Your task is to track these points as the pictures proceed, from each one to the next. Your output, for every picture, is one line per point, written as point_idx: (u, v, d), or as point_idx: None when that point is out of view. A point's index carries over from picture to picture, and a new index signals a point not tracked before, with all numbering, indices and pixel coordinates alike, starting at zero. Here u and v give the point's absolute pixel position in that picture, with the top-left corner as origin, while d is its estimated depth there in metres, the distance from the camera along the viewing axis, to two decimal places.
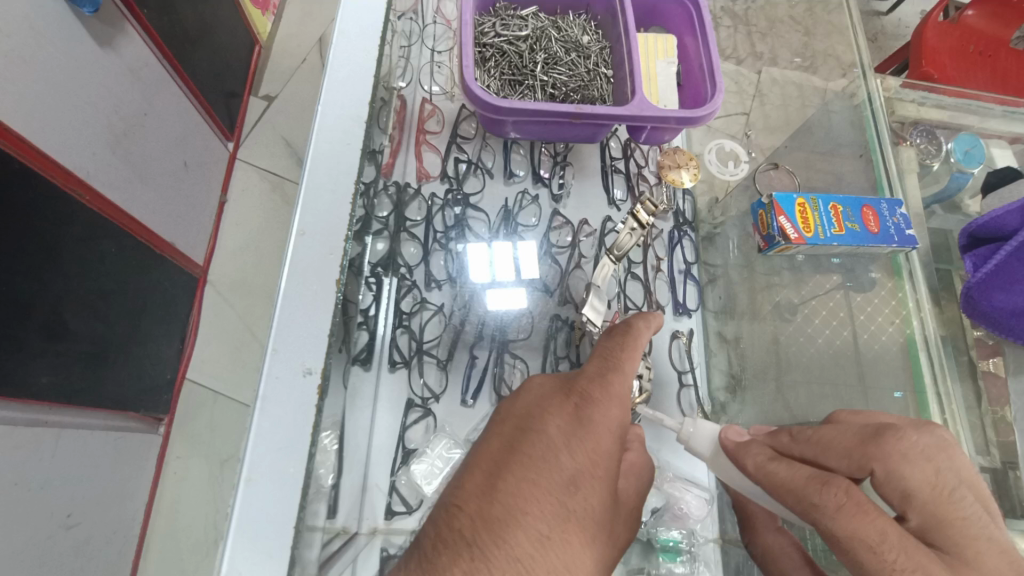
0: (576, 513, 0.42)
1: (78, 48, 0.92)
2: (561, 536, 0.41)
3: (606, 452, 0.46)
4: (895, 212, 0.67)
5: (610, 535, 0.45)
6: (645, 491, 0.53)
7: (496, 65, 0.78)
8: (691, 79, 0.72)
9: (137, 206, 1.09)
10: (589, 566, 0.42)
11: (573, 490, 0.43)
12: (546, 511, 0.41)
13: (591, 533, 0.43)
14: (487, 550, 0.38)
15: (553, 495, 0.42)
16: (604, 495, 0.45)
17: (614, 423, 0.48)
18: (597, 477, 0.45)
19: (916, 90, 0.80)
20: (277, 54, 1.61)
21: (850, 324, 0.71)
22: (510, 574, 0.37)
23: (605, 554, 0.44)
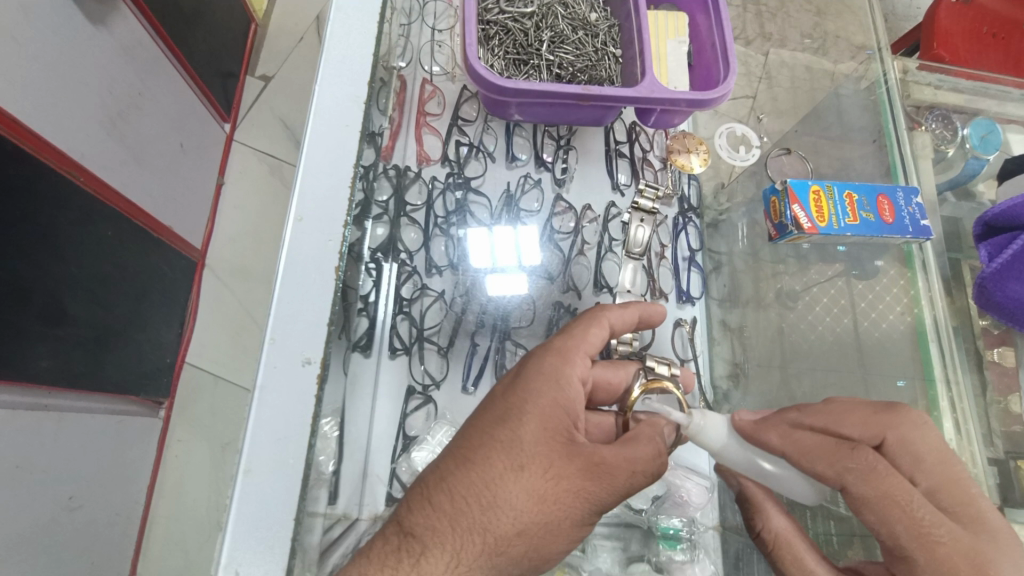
0: (503, 443, 0.47)
1: (71, 25, 0.89)
2: (481, 460, 0.46)
3: (543, 394, 0.49)
4: (912, 201, 0.65)
5: (550, 469, 0.46)
6: (647, 463, 0.49)
7: (500, 43, 0.75)
8: (703, 59, 0.70)
9: (134, 188, 1.07)
10: (514, 489, 0.45)
11: (501, 426, 0.48)
12: (473, 442, 0.47)
13: (520, 462, 0.46)
14: (427, 479, 0.46)
15: (484, 431, 0.48)
16: (541, 432, 0.47)
17: (546, 370, 0.51)
18: (531, 416, 0.48)
19: (933, 73, 0.79)
20: (274, 33, 1.57)
21: (850, 312, 0.70)
22: (434, 492, 0.45)
23: (545, 486, 0.46)
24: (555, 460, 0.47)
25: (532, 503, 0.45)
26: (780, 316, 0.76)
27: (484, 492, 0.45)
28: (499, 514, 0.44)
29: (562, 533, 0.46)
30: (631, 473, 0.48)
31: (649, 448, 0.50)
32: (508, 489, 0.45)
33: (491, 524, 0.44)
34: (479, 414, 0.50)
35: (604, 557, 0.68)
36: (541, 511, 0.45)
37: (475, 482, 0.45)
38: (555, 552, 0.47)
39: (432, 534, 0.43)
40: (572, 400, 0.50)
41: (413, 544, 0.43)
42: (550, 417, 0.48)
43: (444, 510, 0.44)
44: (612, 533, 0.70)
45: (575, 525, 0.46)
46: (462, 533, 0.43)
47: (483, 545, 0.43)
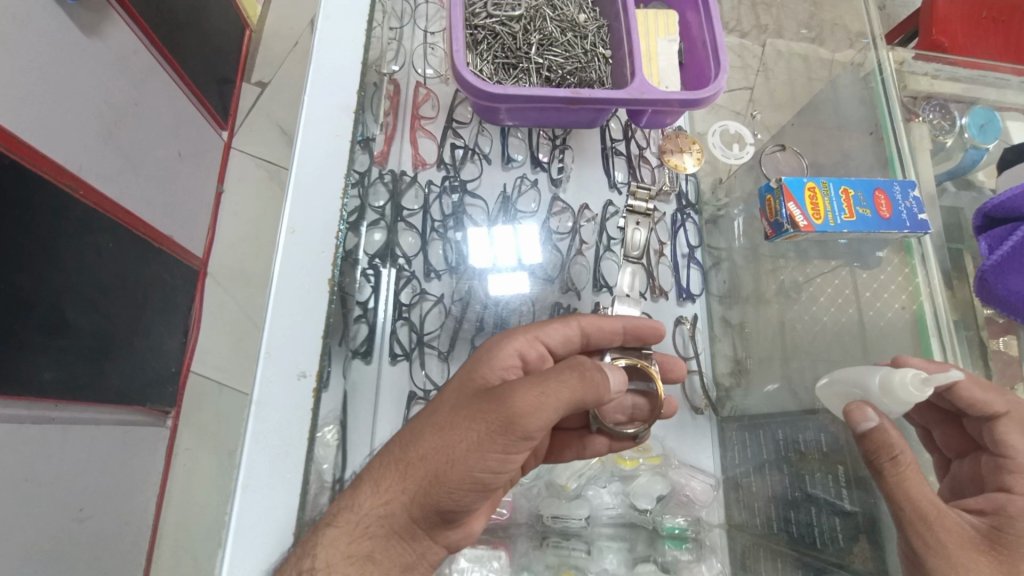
0: (442, 399, 0.49)
1: (66, 37, 0.90)
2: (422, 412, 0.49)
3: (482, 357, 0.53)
4: (908, 195, 0.64)
5: (462, 405, 0.45)
6: (548, 387, 0.42)
7: (488, 48, 0.74)
8: (694, 56, 0.70)
9: (132, 198, 1.08)
10: (428, 425, 0.45)
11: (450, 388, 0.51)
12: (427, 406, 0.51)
13: (441, 406, 0.47)
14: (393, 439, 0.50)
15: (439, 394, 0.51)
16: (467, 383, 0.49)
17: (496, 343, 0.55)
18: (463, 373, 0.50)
19: (931, 63, 0.78)
20: (269, 38, 1.57)
21: (855, 302, 0.68)
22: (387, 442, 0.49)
23: (450, 417, 0.45)
24: (465, 397, 0.47)
25: (436, 431, 0.44)
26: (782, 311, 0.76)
27: (411, 430, 0.47)
28: (412, 447, 0.45)
29: (461, 462, 0.43)
30: (532, 391, 0.42)
31: (560, 371, 0.44)
32: (424, 426, 0.46)
33: (402, 452, 0.45)
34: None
35: (610, 558, 0.69)
36: (441, 433, 0.44)
37: (410, 427, 0.47)
38: (465, 487, 0.43)
39: (367, 471, 0.47)
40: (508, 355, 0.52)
41: (357, 482, 0.47)
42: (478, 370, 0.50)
43: (382, 453, 0.47)
44: (616, 533, 0.70)
45: (473, 452, 0.42)
46: (383, 464, 0.46)
47: (395, 474, 0.44)
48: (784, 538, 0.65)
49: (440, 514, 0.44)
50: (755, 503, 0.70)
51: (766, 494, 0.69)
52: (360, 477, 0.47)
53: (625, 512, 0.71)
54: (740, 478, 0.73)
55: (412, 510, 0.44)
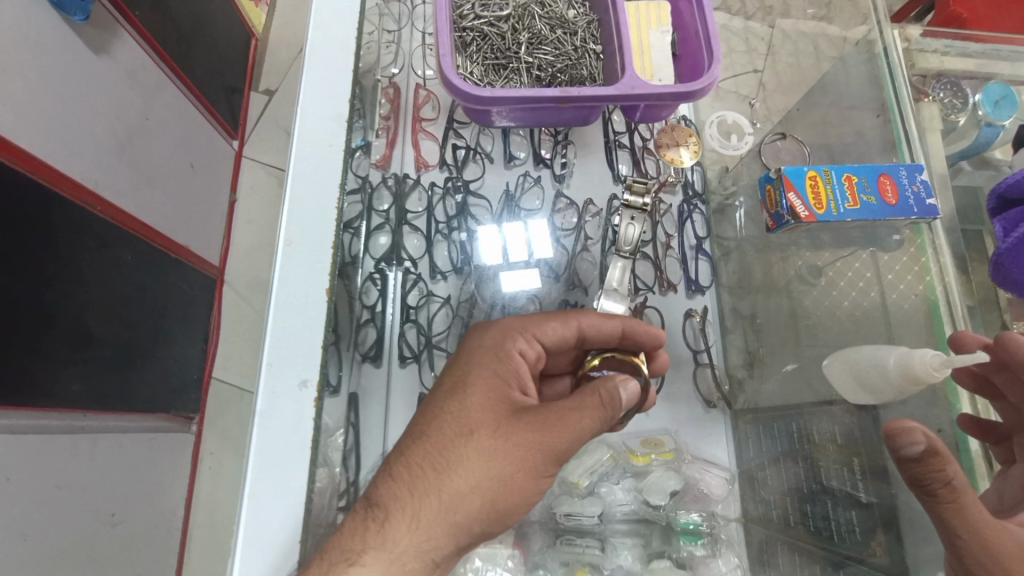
0: (450, 412, 0.48)
1: (76, 57, 0.92)
2: (431, 427, 0.48)
3: (482, 364, 0.52)
4: (915, 179, 0.62)
5: (499, 430, 0.47)
6: (596, 414, 0.47)
7: (478, 49, 0.73)
8: (688, 47, 0.68)
9: (148, 212, 1.11)
10: (464, 453, 0.46)
11: (447, 393, 0.50)
12: (425, 414, 0.49)
13: (468, 427, 0.47)
14: (392, 454, 0.48)
15: (436, 403, 0.49)
16: (484, 396, 0.49)
17: (488, 345, 0.53)
18: (474, 388, 0.49)
19: (939, 40, 0.75)
20: (274, 46, 1.59)
21: (877, 285, 0.66)
22: (397, 463, 0.47)
23: (493, 444, 0.46)
24: (491, 416, 0.48)
25: (480, 458, 0.45)
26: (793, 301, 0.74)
27: (439, 455, 0.46)
28: (452, 476, 0.45)
29: (516, 487, 0.46)
30: (585, 418, 0.46)
31: (593, 392, 0.47)
32: (458, 452, 0.46)
33: (442, 482, 0.45)
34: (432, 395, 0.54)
35: (625, 554, 0.69)
36: (490, 463, 0.45)
37: (430, 450, 0.46)
38: (515, 507, 0.47)
39: (392, 500, 0.44)
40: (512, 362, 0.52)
41: (379, 512, 0.44)
42: (485, 378, 0.50)
43: (402, 478, 0.45)
44: (631, 529, 0.71)
45: (531, 477, 0.46)
46: (417, 495, 0.44)
47: (439, 505, 0.44)
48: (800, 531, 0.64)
49: (480, 535, 0.47)
50: (772, 497, 0.69)
51: (782, 487, 0.68)
52: (379, 506, 0.44)
53: (639, 509, 0.70)
54: (755, 471, 0.72)
55: (459, 537, 0.45)
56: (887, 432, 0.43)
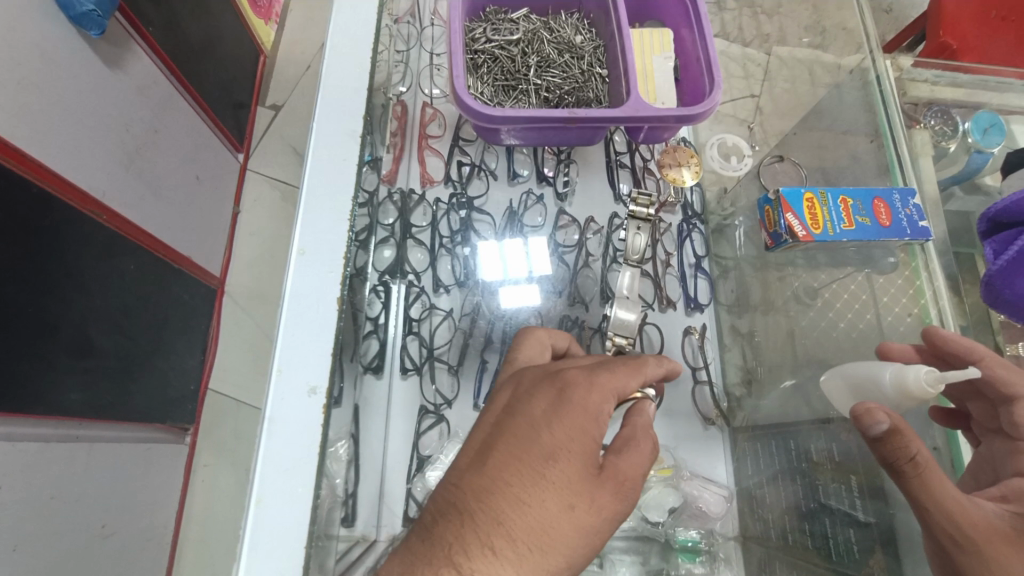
0: (550, 480, 0.41)
1: (89, 70, 0.94)
2: (534, 495, 0.40)
3: (587, 420, 0.43)
4: (908, 203, 0.64)
5: (597, 502, 0.42)
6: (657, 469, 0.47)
7: (489, 71, 0.77)
8: (689, 73, 0.71)
9: (153, 222, 1.12)
10: (568, 529, 0.40)
11: (552, 453, 0.41)
12: (517, 473, 0.41)
13: (569, 499, 0.41)
14: (477, 520, 0.39)
15: (530, 470, 0.41)
16: (580, 464, 0.42)
17: (581, 400, 0.43)
18: (575, 455, 0.42)
19: (930, 69, 0.77)
20: (282, 63, 1.62)
21: (872, 307, 0.68)
22: (492, 538, 0.38)
23: (593, 519, 0.41)
24: (594, 488, 0.42)
25: (582, 536, 0.41)
26: (790, 319, 0.76)
27: (542, 531, 0.40)
28: (556, 555, 0.40)
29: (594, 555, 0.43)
30: None
31: (644, 440, 0.46)
32: (561, 528, 0.40)
33: (545, 565, 0.39)
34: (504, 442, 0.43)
35: (624, 571, 0.69)
36: (588, 538, 0.41)
37: (532, 522, 0.39)
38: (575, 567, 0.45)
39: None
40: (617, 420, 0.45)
41: None
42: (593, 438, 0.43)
43: (506, 558, 0.38)
44: (629, 546, 0.70)
45: None
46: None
47: None
48: (797, 550, 0.64)
49: None
50: (769, 515, 0.69)
51: (780, 504, 0.68)
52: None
53: (638, 526, 0.70)
54: (753, 490, 0.72)
55: None
56: (852, 413, 0.43)
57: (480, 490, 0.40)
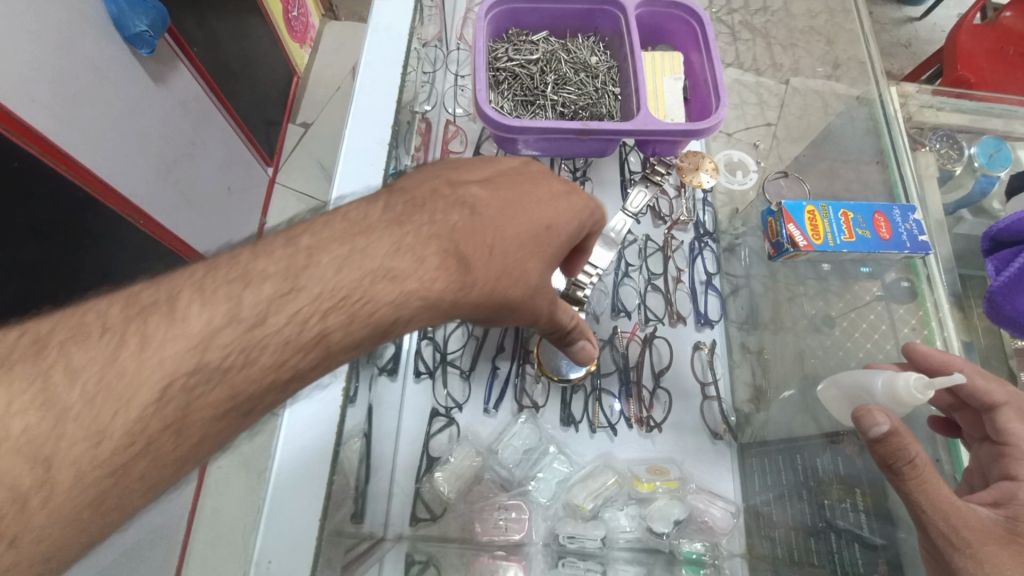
0: (427, 225, 0.41)
1: (137, 85, 1.01)
2: (349, 298, 0.36)
3: (522, 219, 0.46)
4: (908, 218, 0.65)
5: (453, 286, 0.41)
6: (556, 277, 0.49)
7: (509, 87, 0.81)
8: (698, 93, 0.74)
9: (183, 227, 1.19)
10: (417, 305, 0.39)
11: (401, 237, 0.39)
12: (338, 285, 0.37)
13: (433, 283, 0.40)
14: (302, 264, 0.37)
15: (432, 232, 0.41)
16: (507, 235, 0.44)
17: (517, 196, 0.47)
18: (502, 234, 0.44)
19: (938, 97, 0.79)
20: (314, 84, 1.71)
21: (892, 338, 0.67)
22: (305, 292, 0.36)
23: (444, 296, 0.40)
24: (457, 282, 0.41)
25: (445, 311, 0.41)
26: (796, 336, 0.77)
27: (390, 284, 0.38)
28: (394, 317, 0.38)
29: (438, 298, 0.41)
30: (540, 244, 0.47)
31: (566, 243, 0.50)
32: (406, 301, 0.38)
33: (365, 325, 0.37)
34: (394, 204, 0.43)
35: None
36: (438, 309, 0.41)
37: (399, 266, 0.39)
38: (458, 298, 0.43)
39: (248, 374, 0.34)
40: (504, 208, 0.44)
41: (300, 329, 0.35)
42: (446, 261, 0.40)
43: (320, 310, 0.36)
44: (635, 557, 0.71)
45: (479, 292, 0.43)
46: (283, 371, 0.35)
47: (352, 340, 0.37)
48: (802, 567, 0.64)
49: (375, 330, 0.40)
50: (776, 533, 0.69)
51: (788, 522, 0.68)
52: (225, 384, 0.33)
53: (643, 536, 0.71)
54: (760, 507, 0.72)
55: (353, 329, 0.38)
56: (852, 415, 0.44)
57: (303, 268, 0.36)
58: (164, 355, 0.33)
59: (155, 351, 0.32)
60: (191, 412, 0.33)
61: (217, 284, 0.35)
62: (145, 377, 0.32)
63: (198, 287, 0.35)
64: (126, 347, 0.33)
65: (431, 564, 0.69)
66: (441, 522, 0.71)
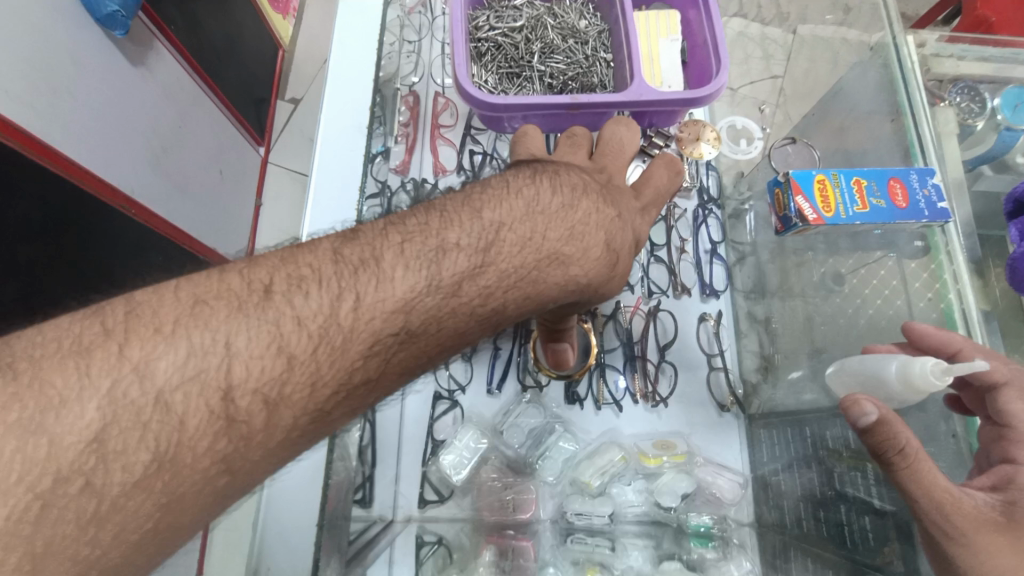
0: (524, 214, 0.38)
1: (115, 71, 0.97)
2: (436, 283, 0.34)
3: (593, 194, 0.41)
4: (927, 182, 0.60)
5: (552, 274, 0.38)
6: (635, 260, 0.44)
7: (493, 59, 0.76)
8: (697, 55, 0.69)
9: (180, 217, 1.16)
10: (510, 292, 0.37)
11: (486, 221, 0.37)
12: (381, 343, 0.33)
13: (529, 273, 0.37)
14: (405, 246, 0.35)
15: (518, 208, 0.38)
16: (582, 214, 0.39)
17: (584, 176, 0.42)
18: (587, 214, 0.39)
19: (956, 44, 0.73)
20: (300, 58, 1.64)
21: (902, 293, 0.62)
22: (407, 278, 0.34)
23: (538, 287, 0.38)
24: (550, 269, 0.38)
25: (525, 303, 0.38)
26: (806, 304, 0.73)
27: (484, 277, 0.36)
28: (482, 310, 0.36)
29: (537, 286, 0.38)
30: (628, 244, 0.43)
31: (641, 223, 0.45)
32: (500, 293, 0.37)
33: (455, 319, 0.35)
34: (454, 209, 0.37)
35: (636, 555, 0.69)
36: (527, 300, 0.38)
37: (490, 260, 0.36)
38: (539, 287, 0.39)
39: (275, 434, 0.31)
40: (592, 250, 0.38)
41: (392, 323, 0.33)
42: (498, 315, 0.37)
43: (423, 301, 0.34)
44: (643, 531, 0.72)
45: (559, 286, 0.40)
46: (312, 431, 0.33)
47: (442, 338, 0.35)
48: (811, 538, 0.64)
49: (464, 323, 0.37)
50: (784, 503, 0.69)
51: (795, 493, 0.68)
52: (251, 452, 0.31)
53: (649, 509, 0.71)
54: (769, 477, 0.72)
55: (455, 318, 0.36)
56: (841, 405, 0.45)
57: (376, 259, 0.34)
58: (188, 419, 0.29)
59: (177, 408, 0.29)
60: (214, 488, 0.30)
61: (245, 323, 0.30)
62: (169, 441, 0.28)
63: (224, 326, 0.30)
64: (132, 397, 0.28)
65: (441, 544, 0.70)
66: (449, 503, 0.71)
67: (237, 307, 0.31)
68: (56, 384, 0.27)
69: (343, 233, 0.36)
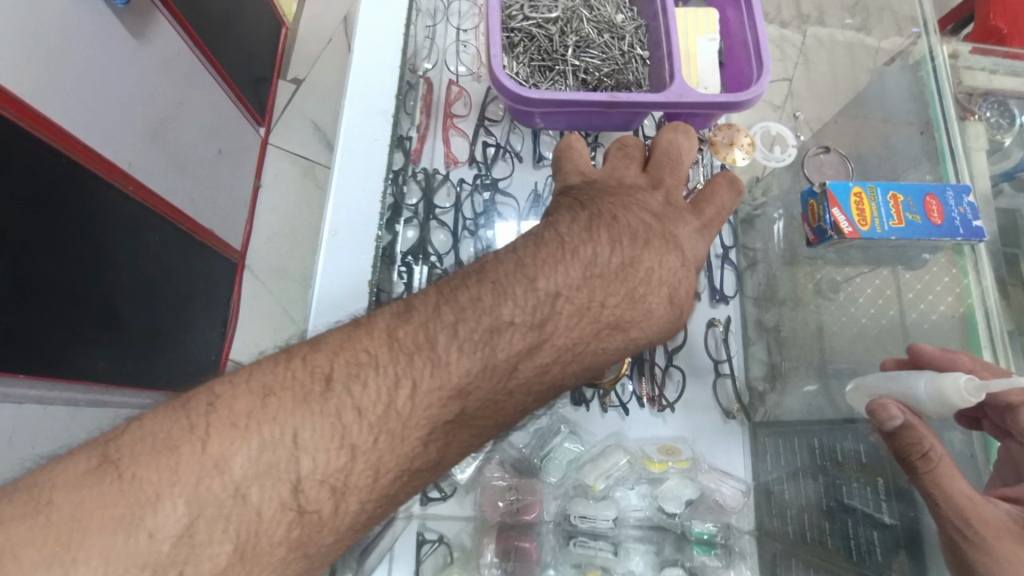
0: (577, 293, 0.41)
1: (114, 40, 0.93)
2: (486, 361, 0.38)
3: (639, 251, 0.44)
4: (962, 200, 0.61)
5: (601, 339, 0.42)
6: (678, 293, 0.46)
7: (525, 50, 0.74)
8: (735, 55, 0.68)
9: (177, 195, 1.13)
10: (560, 366, 0.41)
11: (532, 292, 0.40)
12: (440, 426, 0.38)
13: (577, 345, 0.41)
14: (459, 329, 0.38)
15: (564, 280, 0.41)
16: (626, 281, 0.42)
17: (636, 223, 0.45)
18: (631, 276, 0.43)
19: (989, 57, 0.74)
20: (303, 37, 1.60)
21: (897, 302, 0.66)
22: (464, 364, 0.38)
23: (587, 355, 0.42)
24: (595, 338, 0.42)
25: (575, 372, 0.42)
26: (818, 313, 0.73)
27: (537, 357, 0.40)
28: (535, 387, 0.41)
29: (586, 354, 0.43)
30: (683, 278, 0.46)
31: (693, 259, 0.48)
32: (553, 366, 0.41)
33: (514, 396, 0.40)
34: (508, 282, 0.40)
35: (637, 559, 0.71)
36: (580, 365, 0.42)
37: (543, 342, 0.40)
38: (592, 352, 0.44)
39: (347, 515, 0.36)
40: (653, 313, 0.43)
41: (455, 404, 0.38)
42: (552, 381, 0.42)
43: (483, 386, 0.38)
44: (643, 535, 0.73)
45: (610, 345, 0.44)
46: (379, 508, 0.38)
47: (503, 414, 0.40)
48: (815, 549, 0.65)
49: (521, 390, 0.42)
50: (788, 512, 0.69)
51: (801, 502, 0.68)
52: (326, 534, 0.36)
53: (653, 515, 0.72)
54: (772, 485, 0.72)
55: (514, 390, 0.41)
56: (869, 407, 0.47)
57: (430, 343, 0.38)
58: (264, 511, 0.34)
59: (255, 500, 0.33)
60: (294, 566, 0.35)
61: (310, 418, 0.35)
62: (248, 531, 0.33)
63: (293, 421, 0.34)
64: (216, 491, 0.33)
65: (442, 542, 0.70)
66: (451, 500, 0.71)
67: (305, 399, 0.35)
68: (151, 482, 0.32)
69: (397, 310, 0.40)
